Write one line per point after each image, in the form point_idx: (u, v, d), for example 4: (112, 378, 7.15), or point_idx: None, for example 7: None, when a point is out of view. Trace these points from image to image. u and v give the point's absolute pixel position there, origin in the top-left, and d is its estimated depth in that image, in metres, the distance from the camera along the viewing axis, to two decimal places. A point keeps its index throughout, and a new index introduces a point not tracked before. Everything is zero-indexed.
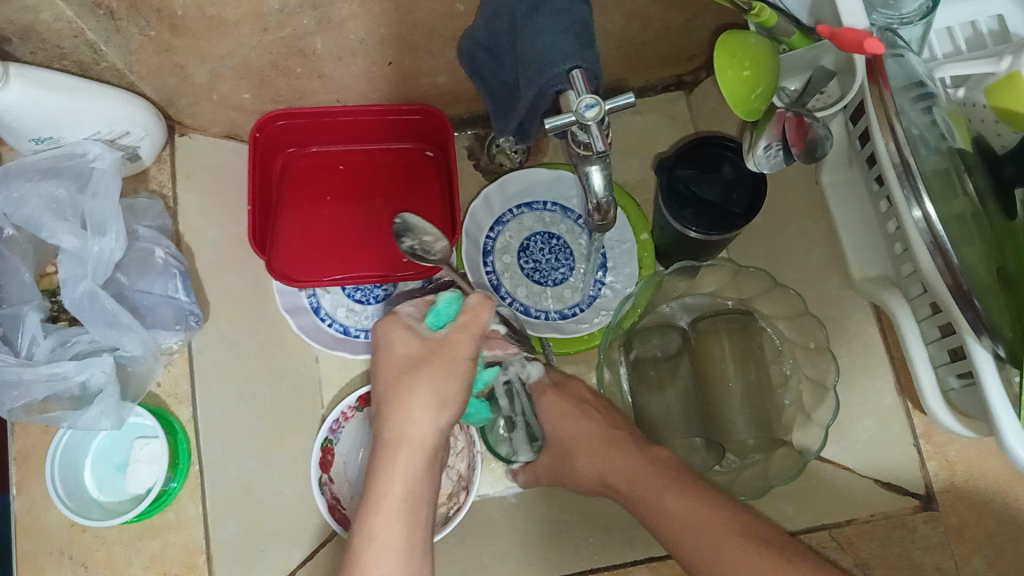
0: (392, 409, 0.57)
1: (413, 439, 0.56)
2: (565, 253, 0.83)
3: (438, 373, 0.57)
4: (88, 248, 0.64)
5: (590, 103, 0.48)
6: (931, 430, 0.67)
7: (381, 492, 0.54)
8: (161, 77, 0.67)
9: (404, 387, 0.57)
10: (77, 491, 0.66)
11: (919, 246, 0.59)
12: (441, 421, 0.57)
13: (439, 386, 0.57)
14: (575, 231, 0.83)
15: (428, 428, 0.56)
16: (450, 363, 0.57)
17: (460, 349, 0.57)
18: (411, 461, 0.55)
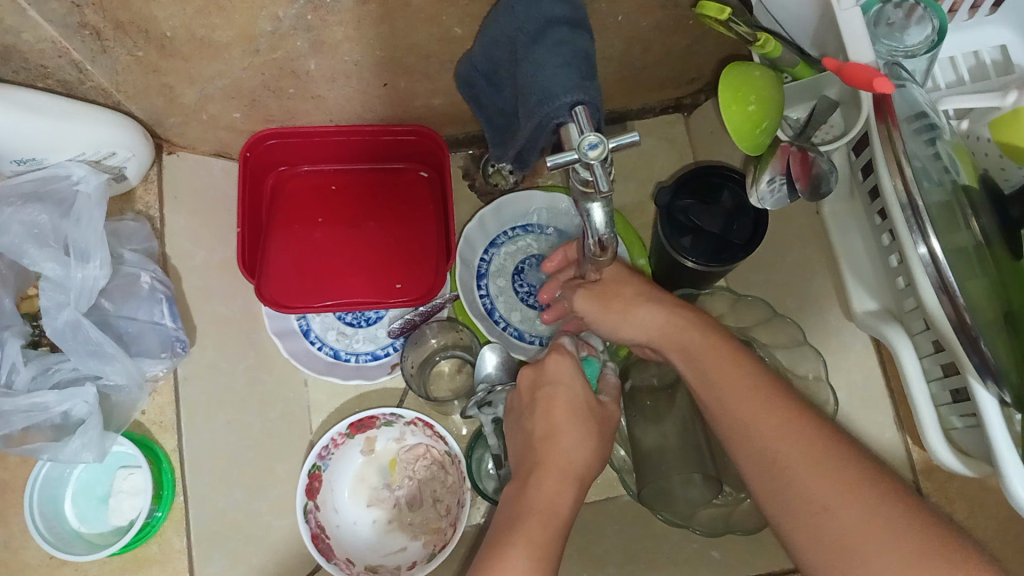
0: (545, 439, 0.54)
1: (569, 469, 0.52)
2: None
3: (601, 430, 0.55)
4: (71, 276, 0.62)
5: (594, 142, 0.47)
6: (931, 465, 0.68)
7: (543, 503, 0.50)
8: (149, 97, 0.65)
9: (568, 422, 0.55)
10: (57, 523, 0.64)
11: (923, 283, 0.58)
12: (589, 469, 0.54)
13: (597, 437, 0.55)
14: None
15: (581, 467, 0.53)
16: (604, 420, 0.57)
17: (612, 414, 0.57)
18: (563, 485, 0.52)
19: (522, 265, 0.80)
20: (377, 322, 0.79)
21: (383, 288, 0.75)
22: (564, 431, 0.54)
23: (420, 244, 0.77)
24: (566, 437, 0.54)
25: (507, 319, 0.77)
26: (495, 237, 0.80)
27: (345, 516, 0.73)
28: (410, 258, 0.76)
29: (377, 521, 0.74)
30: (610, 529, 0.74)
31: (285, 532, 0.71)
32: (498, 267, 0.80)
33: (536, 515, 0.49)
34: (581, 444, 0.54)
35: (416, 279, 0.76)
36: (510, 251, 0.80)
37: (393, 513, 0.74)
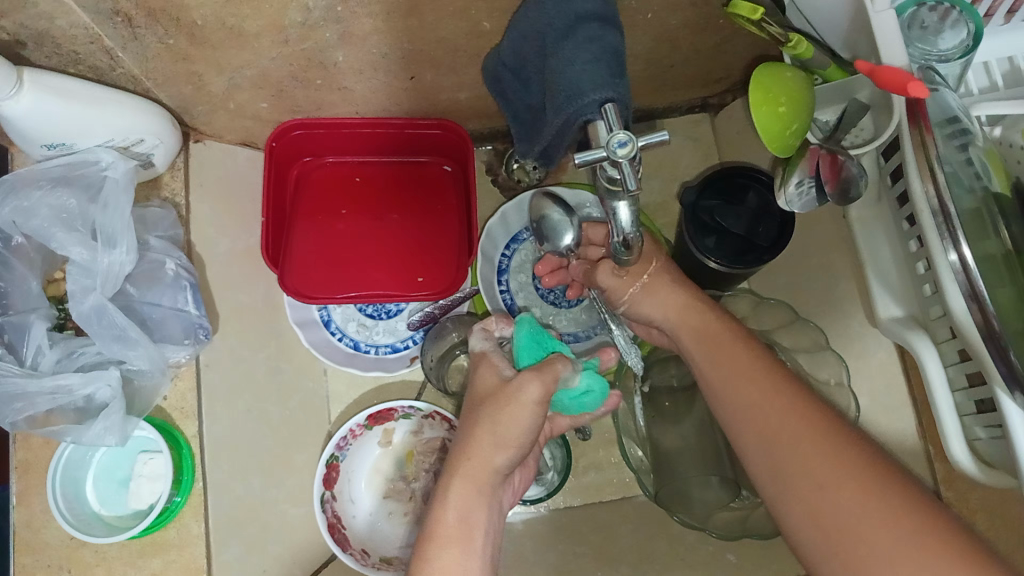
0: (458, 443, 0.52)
1: (479, 475, 0.50)
2: None
3: (518, 423, 0.51)
4: (98, 260, 0.62)
5: (622, 139, 0.47)
6: (953, 477, 0.67)
7: (439, 519, 0.48)
8: (177, 85, 0.65)
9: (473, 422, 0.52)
10: (78, 505, 0.64)
11: (952, 291, 0.57)
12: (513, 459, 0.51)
13: (505, 427, 0.51)
14: None
15: (490, 465, 0.50)
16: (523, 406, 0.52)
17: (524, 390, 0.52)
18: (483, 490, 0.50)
19: None
20: (397, 314, 0.79)
21: (405, 281, 0.75)
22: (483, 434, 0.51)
23: (442, 238, 0.77)
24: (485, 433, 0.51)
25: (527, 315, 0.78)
26: (517, 232, 0.80)
27: (361, 507, 0.73)
28: (432, 252, 0.77)
29: (393, 513, 0.74)
30: (625, 530, 0.73)
31: (301, 521, 0.73)
32: (519, 262, 0.79)
33: (446, 529, 0.48)
34: (500, 440, 0.51)
35: (437, 273, 0.76)
36: (532, 247, 0.80)
37: (409, 506, 0.74)
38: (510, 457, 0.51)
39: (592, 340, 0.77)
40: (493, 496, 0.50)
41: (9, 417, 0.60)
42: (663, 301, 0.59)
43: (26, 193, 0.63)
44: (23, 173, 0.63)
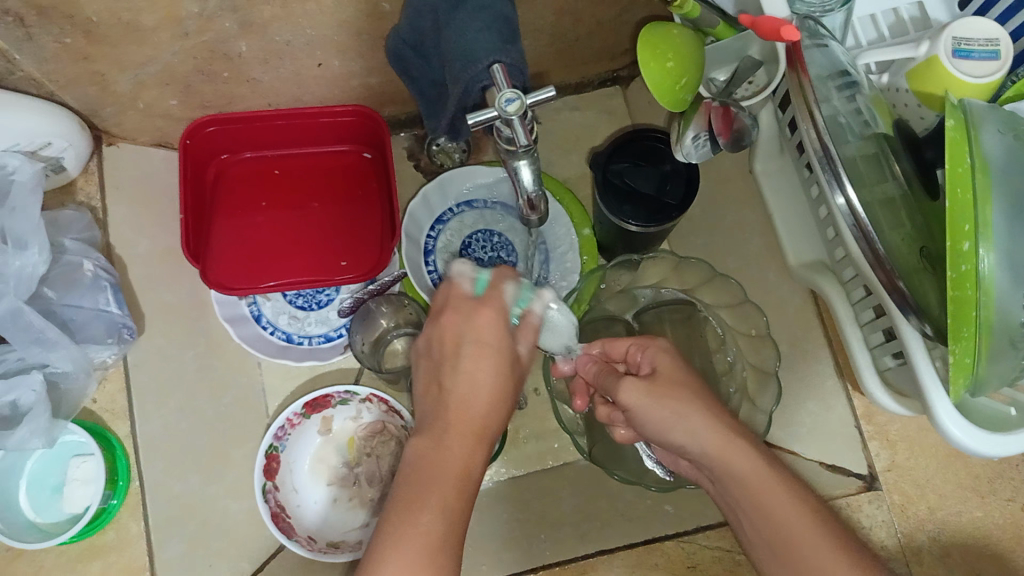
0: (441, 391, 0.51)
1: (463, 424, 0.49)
2: (507, 250, 0.83)
3: (501, 377, 0.51)
4: (9, 264, 0.62)
5: (511, 97, 0.48)
6: (872, 411, 0.72)
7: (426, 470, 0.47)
8: (81, 86, 0.65)
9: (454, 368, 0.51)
10: (11, 514, 0.64)
11: (847, 232, 0.60)
12: (497, 411, 0.51)
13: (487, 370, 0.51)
14: (517, 228, 0.83)
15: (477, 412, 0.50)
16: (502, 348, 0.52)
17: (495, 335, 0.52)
18: (465, 446, 0.49)
19: (469, 241, 0.82)
20: (328, 304, 0.80)
21: (330, 268, 0.76)
22: (454, 382, 0.51)
23: (365, 223, 0.78)
24: (459, 379, 0.51)
25: None
26: (441, 214, 0.82)
27: (305, 496, 0.74)
28: (355, 237, 0.77)
29: (338, 501, 0.74)
30: (567, 494, 0.75)
31: (244, 517, 0.70)
32: (444, 243, 0.81)
33: (426, 478, 0.46)
34: (479, 387, 0.50)
35: (361, 257, 0.77)
36: (456, 227, 0.82)
37: (353, 492, 0.74)
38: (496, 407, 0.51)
39: None
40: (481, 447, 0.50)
41: None
42: (694, 424, 0.52)
43: None
44: None
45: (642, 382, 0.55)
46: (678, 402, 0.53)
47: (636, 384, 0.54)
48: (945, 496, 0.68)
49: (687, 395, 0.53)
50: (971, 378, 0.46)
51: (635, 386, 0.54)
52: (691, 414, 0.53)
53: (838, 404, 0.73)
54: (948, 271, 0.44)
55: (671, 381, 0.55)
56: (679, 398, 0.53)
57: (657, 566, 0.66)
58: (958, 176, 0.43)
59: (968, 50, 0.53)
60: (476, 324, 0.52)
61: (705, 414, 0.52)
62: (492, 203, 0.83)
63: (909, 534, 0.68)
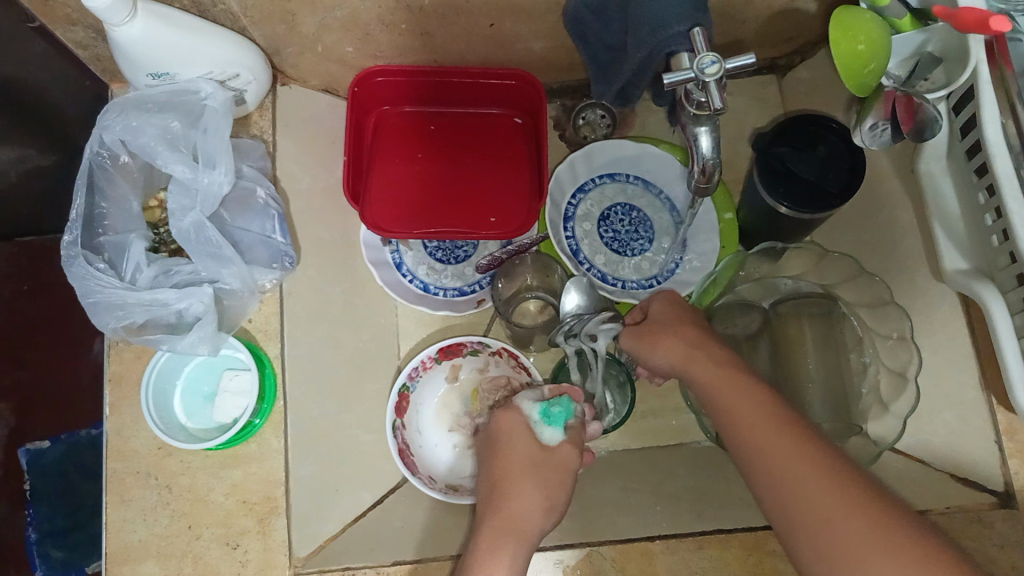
0: (496, 511, 0.61)
1: (522, 531, 0.59)
2: (646, 226, 0.84)
3: (541, 503, 0.62)
4: (198, 180, 0.66)
5: (711, 61, 0.49)
6: (1015, 427, 0.69)
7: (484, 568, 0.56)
8: (271, 24, 0.69)
9: (519, 483, 0.62)
10: (167, 414, 0.68)
11: (1022, 236, 0.55)
12: (544, 525, 0.61)
13: (554, 494, 0.63)
14: (656, 205, 0.84)
15: (530, 505, 0.61)
16: (541, 451, 0.65)
17: (566, 459, 0.65)
18: (516, 550, 0.58)
19: (608, 213, 0.83)
20: (465, 260, 0.83)
21: (476, 220, 0.78)
22: (506, 498, 0.62)
23: (511, 184, 0.80)
24: (509, 502, 0.61)
25: (592, 260, 0.80)
26: (584, 183, 0.83)
27: (426, 439, 0.76)
28: (501, 195, 0.79)
29: (457, 447, 0.76)
30: (682, 471, 0.76)
31: (369, 445, 0.75)
32: (584, 212, 0.82)
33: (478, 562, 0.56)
34: (528, 508, 0.61)
35: (508, 214, 0.79)
36: (596, 198, 0.83)
37: (472, 440, 0.76)
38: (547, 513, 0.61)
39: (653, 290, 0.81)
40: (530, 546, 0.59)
41: (110, 323, 0.65)
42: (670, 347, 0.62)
43: (134, 114, 0.67)
44: (130, 100, 0.67)
45: (635, 329, 0.66)
46: (660, 335, 0.63)
47: (631, 334, 0.66)
48: None
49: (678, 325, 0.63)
50: None
51: (629, 334, 0.66)
52: (669, 342, 0.62)
53: (978, 416, 0.70)
54: None
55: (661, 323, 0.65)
56: (669, 343, 0.62)
57: (776, 553, 0.65)
58: None
59: None
60: (525, 439, 0.65)
61: (676, 338, 0.62)
62: (635, 179, 0.84)
63: None
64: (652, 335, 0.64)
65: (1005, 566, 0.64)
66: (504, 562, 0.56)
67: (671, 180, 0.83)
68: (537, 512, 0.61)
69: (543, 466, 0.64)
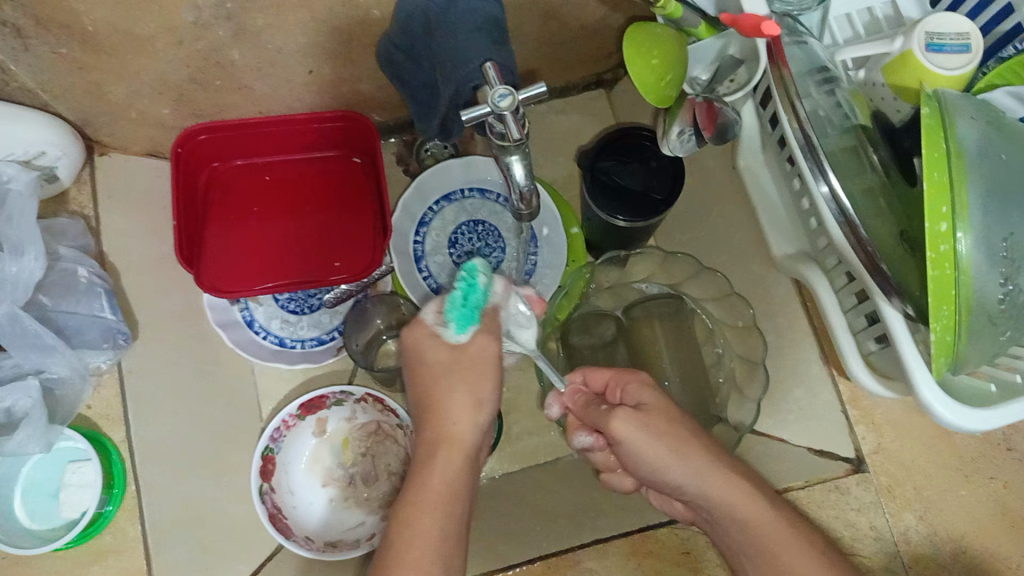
0: (432, 413, 0.57)
1: (451, 439, 0.56)
2: (494, 235, 0.84)
3: (456, 454, 0.55)
4: (7, 270, 0.63)
5: (504, 93, 0.50)
6: (857, 396, 0.73)
7: (427, 487, 0.53)
8: (75, 96, 0.65)
9: (441, 389, 0.57)
10: (6, 521, 0.64)
11: (830, 220, 0.60)
12: (479, 422, 0.57)
13: (478, 387, 0.58)
14: (498, 212, 0.84)
15: (466, 427, 0.57)
16: (480, 366, 0.58)
17: (488, 350, 0.59)
18: (448, 458, 0.55)
19: (455, 236, 0.83)
20: (320, 308, 0.81)
21: (323, 268, 0.77)
22: (437, 403, 0.57)
23: (357, 223, 0.79)
24: (448, 419, 0.57)
25: (455, 292, 0.81)
26: (422, 216, 0.82)
27: (301, 497, 0.74)
28: (346, 238, 0.78)
29: (332, 500, 0.75)
30: (563, 488, 0.77)
31: (240, 518, 0.71)
32: (433, 244, 0.82)
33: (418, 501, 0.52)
34: (460, 417, 0.57)
35: (356, 257, 0.78)
36: (440, 226, 0.83)
37: (348, 491, 0.75)
38: (482, 417, 0.57)
39: None
40: (471, 456, 0.56)
41: None
42: (694, 465, 0.55)
43: None
44: None
45: (639, 415, 0.57)
46: (675, 440, 0.56)
47: (634, 419, 0.57)
48: (932, 477, 0.69)
49: (680, 431, 0.57)
50: (953, 359, 0.49)
51: (630, 417, 0.57)
52: (689, 456, 0.55)
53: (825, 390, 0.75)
54: (928, 251, 0.46)
55: (664, 417, 0.57)
56: (683, 442, 0.56)
57: (654, 553, 0.66)
58: (934, 161, 0.46)
59: (940, 43, 0.57)
60: (452, 382, 0.58)
61: (703, 455, 0.56)
62: (469, 195, 0.84)
63: (897, 516, 0.69)
64: (655, 430, 0.56)
65: (865, 529, 0.69)
66: (443, 467, 0.54)
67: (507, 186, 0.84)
68: (469, 411, 0.57)
69: (469, 362, 0.58)
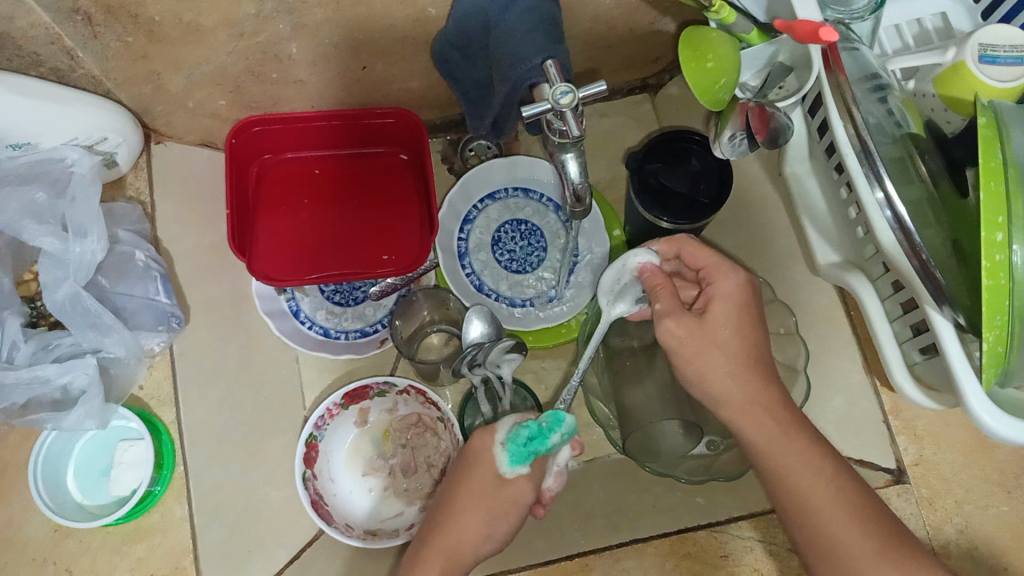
0: (445, 523, 0.63)
1: (452, 548, 0.62)
2: (537, 235, 0.85)
3: (448, 563, 0.61)
4: (69, 250, 0.66)
5: (565, 90, 0.51)
6: (899, 406, 0.74)
7: None
8: (136, 84, 0.67)
9: (460, 512, 0.62)
10: (60, 493, 0.65)
11: (880, 225, 0.60)
12: (483, 550, 0.62)
13: (496, 521, 0.62)
14: (541, 212, 0.85)
15: (466, 547, 0.62)
16: (510, 504, 0.62)
17: (518, 493, 0.62)
18: (441, 572, 0.60)
19: (498, 235, 0.84)
20: (364, 301, 0.82)
21: (371, 261, 0.79)
22: (452, 517, 0.63)
23: (403, 219, 0.80)
24: (451, 527, 0.62)
25: (497, 289, 0.82)
26: (467, 213, 0.83)
27: (341, 486, 0.75)
28: (393, 233, 0.80)
29: (372, 490, 0.76)
30: (600, 487, 0.77)
31: (283, 505, 0.71)
32: (476, 242, 0.83)
33: None
34: (464, 535, 0.62)
35: (402, 251, 0.79)
36: (483, 224, 0.84)
37: (387, 481, 0.76)
38: (488, 548, 0.62)
39: (559, 299, 0.83)
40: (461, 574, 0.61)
41: None
42: (733, 378, 0.58)
43: None
44: None
45: (694, 320, 0.59)
46: (722, 346, 0.58)
47: (682, 322, 0.58)
48: (973, 490, 0.69)
49: (738, 341, 0.59)
50: (1002, 368, 0.49)
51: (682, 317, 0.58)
52: (733, 362, 0.58)
53: (866, 400, 0.75)
54: (982, 263, 0.46)
55: (722, 321, 0.59)
56: (710, 358, 0.58)
57: (692, 555, 0.66)
58: (990, 172, 0.46)
59: (993, 56, 0.58)
60: (473, 508, 0.62)
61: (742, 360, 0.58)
62: (513, 194, 0.85)
63: (937, 528, 0.68)
64: (701, 340, 0.58)
65: None
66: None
67: (551, 186, 0.85)
68: (477, 533, 0.62)
69: (500, 502, 0.62)
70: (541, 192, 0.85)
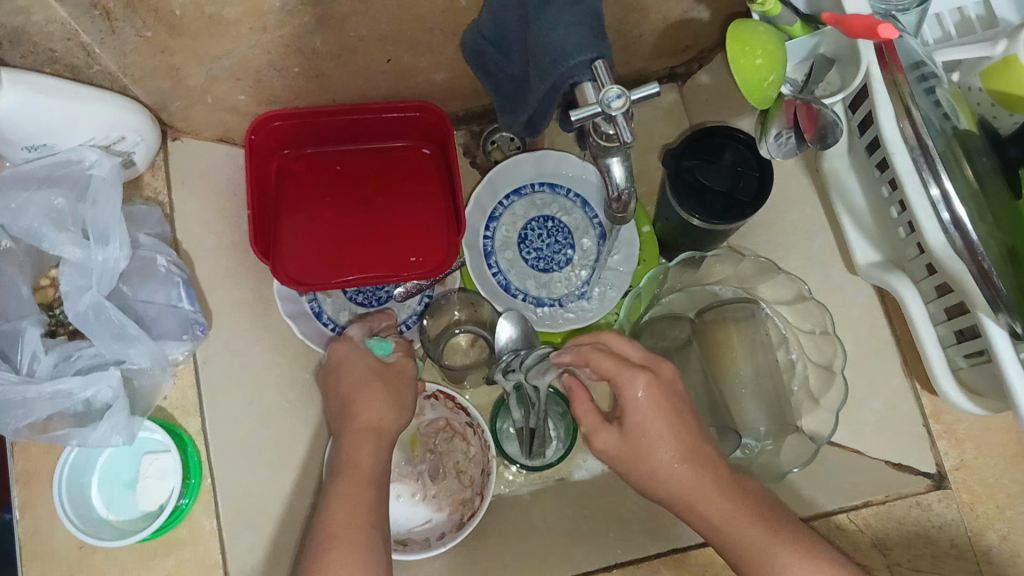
0: (345, 428, 0.64)
1: (367, 441, 0.63)
2: (564, 232, 0.83)
3: (364, 462, 0.61)
4: (91, 258, 0.63)
5: (616, 94, 0.48)
6: (940, 410, 0.71)
7: (344, 506, 0.59)
8: (155, 80, 0.64)
9: (358, 396, 0.66)
10: (85, 509, 0.63)
11: (930, 226, 0.58)
12: (396, 422, 0.67)
13: (389, 394, 0.67)
14: (568, 207, 0.83)
15: (382, 430, 0.65)
16: (399, 376, 0.70)
17: (404, 365, 0.70)
18: (366, 474, 0.61)
19: (525, 232, 0.82)
20: (388, 300, 0.82)
21: (398, 262, 0.76)
22: (354, 410, 0.66)
23: (428, 216, 0.78)
24: (353, 421, 0.65)
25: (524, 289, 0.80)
26: (493, 211, 0.81)
27: None
28: (418, 232, 0.77)
29: (400, 497, 0.75)
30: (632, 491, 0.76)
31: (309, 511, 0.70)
32: (503, 240, 0.81)
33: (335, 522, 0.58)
34: (369, 416, 0.66)
35: (429, 250, 0.77)
36: (510, 221, 0.82)
37: (416, 487, 0.75)
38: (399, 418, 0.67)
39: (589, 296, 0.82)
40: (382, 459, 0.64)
41: (11, 424, 0.60)
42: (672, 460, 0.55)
43: (12, 195, 0.63)
44: (8, 176, 0.63)
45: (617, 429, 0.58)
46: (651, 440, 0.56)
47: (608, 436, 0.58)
48: (1015, 495, 0.68)
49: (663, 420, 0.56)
50: None
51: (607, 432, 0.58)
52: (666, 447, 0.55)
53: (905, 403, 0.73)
54: None
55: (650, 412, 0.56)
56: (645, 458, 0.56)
57: None
58: None
59: None
60: (371, 392, 0.67)
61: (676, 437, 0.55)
62: (539, 189, 0.82)
63: (979, 534, 0.67)
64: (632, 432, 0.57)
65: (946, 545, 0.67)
66: (354, 495, 0.59)
67: (578, 181, 0.83)
68: (382, 406, 0.66)
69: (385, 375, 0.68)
70: (568, 187, 0.83)
